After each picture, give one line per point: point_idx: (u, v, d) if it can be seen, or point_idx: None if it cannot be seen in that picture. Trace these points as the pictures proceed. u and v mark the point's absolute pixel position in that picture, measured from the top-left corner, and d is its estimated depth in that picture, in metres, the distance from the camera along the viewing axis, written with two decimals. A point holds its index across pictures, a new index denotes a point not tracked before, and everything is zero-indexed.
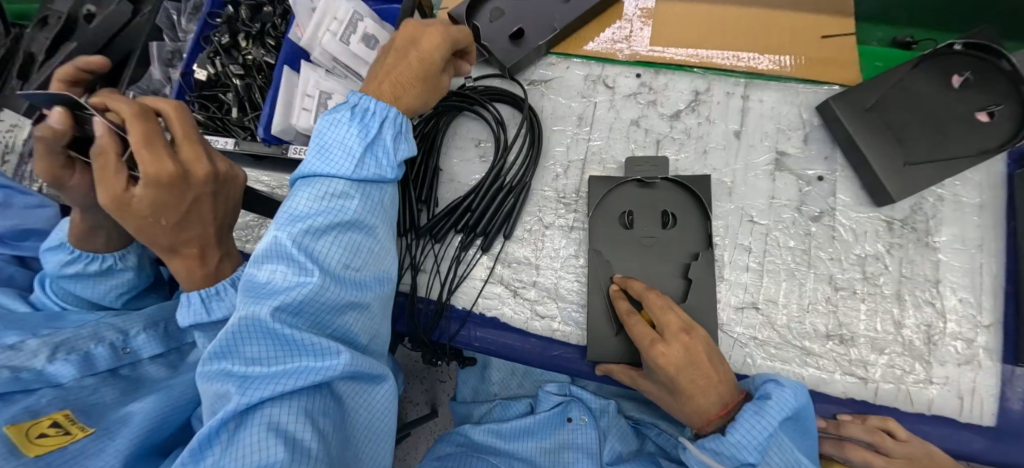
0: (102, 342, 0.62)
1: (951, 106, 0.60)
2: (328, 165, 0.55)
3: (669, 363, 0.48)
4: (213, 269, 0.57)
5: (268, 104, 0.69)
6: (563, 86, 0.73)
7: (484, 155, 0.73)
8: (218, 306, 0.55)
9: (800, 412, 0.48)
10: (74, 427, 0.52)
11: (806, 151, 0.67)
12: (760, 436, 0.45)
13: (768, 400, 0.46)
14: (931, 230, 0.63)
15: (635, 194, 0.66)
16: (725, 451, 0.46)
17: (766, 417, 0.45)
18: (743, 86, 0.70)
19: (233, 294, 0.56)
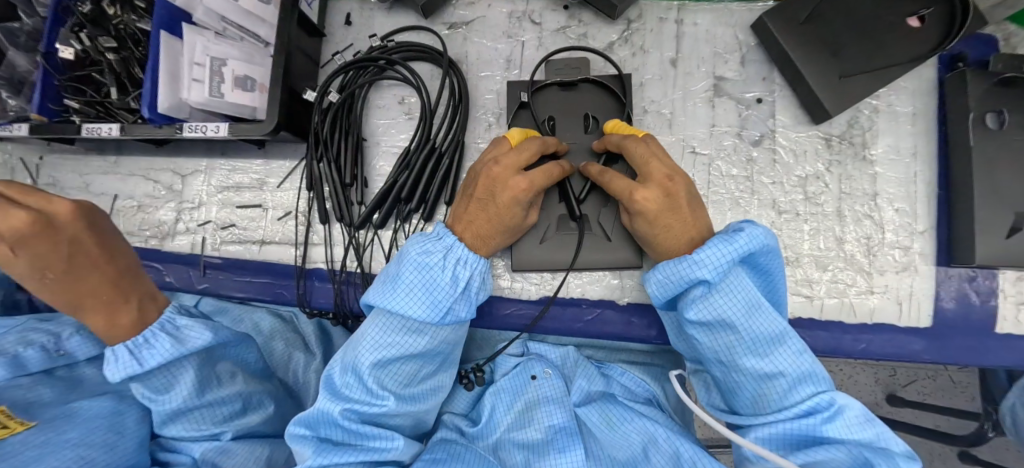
0: (31, 345, 0.59)
1: (882, 15, 0.57)
2: (427, 301, 0.51)
3: (652, 205, 0.48)
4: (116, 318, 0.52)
5: (148, 77, 0.60)
6: (486, 27, 0.66)
7: (410, 113, 0.67)
8: (150, 353, 0.52)
9: (760, 259, 0.49)
10: (12, 421, 0.49)
11: (744, 74, 0.64)
12: (723, 261, 0.45)
13: (739, 233, 0.47)
14: (868, 144, 0.63)
15: (560, 98, 0.62)
16: (684, 268, 0.46)
17: (734, 245, 0.46)
18: (677, 9, 0.65)
19: (163, 338, 0.52)
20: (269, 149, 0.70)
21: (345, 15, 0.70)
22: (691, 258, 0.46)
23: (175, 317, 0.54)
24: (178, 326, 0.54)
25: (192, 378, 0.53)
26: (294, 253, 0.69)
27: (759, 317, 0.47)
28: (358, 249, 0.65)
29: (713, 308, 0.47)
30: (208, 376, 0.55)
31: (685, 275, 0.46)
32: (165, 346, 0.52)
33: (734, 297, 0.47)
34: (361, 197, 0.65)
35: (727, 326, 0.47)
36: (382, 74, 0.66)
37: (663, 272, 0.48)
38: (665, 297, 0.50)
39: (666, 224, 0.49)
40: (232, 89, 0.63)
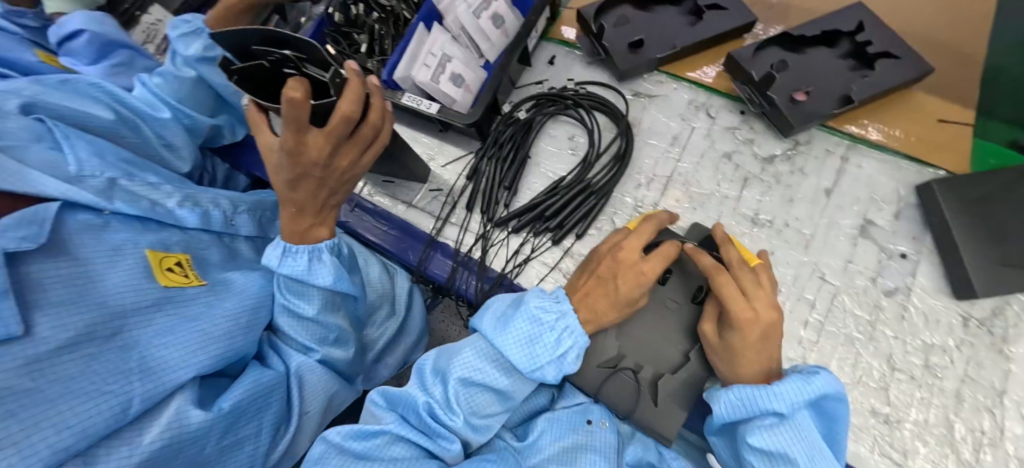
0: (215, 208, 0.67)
1: None
2: (526, 348, 0.52)
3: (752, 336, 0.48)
4: (304, 231, 0.60)
5: (398, 52, 0.76)
6: (665, 104, 0.75)
7: (575, 150, 0.75)
8: (290, 261, 0.60)
9: (829, 407, 0.47)
10: (192, 274, 0.58)
11: (895, 226, 0.66)
12: (796, 398, 0.44)
13: (816, 377, 0.45)
14: (1010, 340, 0.61)
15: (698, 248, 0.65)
16: (759, 397, 0.45)
17: (811, 385, 0.44)
18: (845, 148, 0.70)
19: (304, 258, 0.59)
20: (446, 135, 0.83)
21: (550, 57, 0.83)
22: (768, 387, 0.45)
23: (325, 249, 0.60)
24: (320, 259, 0.60)
25: (317, 302, 0.61)
26: (432, 224, 0.79)
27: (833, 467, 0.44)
28: (487, 243, 0.73)
29: (775, 449, 0.44)
30: (332, 302, 0.63)
31: (755, 401, 0.46)
32: (299, 267, 0.59)
33: (804, 447, 0.44)
34: (507, 202, 0.74)
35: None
36: (565, 111, 0.77)
37: (734, 394, 0.47)
38: (727, 421, 0.49)
39: (755, 351, 0.48)
40: (446, 81, 0.76)
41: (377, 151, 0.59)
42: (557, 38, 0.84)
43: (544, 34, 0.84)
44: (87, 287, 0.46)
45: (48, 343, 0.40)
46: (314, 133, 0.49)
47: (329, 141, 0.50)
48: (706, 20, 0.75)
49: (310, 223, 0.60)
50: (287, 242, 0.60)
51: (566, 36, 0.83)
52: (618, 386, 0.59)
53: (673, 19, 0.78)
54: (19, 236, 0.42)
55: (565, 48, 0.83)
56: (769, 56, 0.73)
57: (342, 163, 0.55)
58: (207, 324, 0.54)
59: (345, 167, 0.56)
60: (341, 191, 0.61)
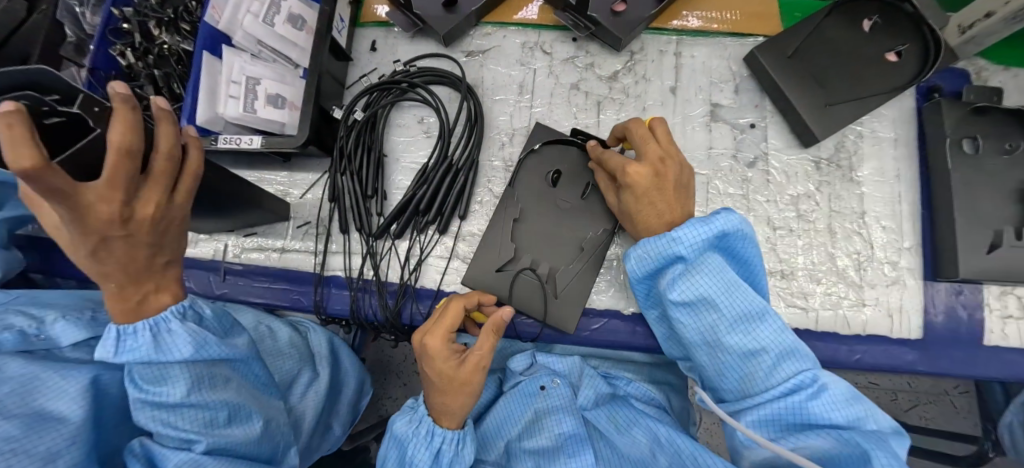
0: (9, 329, 0.55)
1: (862, 49, 0.66)
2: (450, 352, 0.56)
3: (639, 186, 0.53)
4: (136, 306, 0.46)
5: (190, 94, 0.66)
6: (501, 56, 0.72)
7: (429, 131, 0.72)
8: (129, 346, 0.46)
9: (736, 242, 0.52)
10: None
11: (738, 101, 0.69)
12: (697, 237, 0.49)
13: (714, 215, 0.50)
14: (854, 166, 0.68)
15: (571, 154, 0.67)
16: (663, 245, 0.50)
17: (708, 225, 0.49)
18: (675, 43, 0.71)
19: (146, 337, 0.46)
20: (293, 163, 0.75)
21: (370, 42, 0.76)
22: (669, 234, 0.50)
23: (172, 318, 0.47)
24: (169, 331, 0.47)
25: (185, 380, 0.48)
26: (312, 260, 0.72)
27: (741, 294, 0.49)
28: (375, 258, 0.68)
29: (690, 286, 0.50)
30: (207, 374, 0.50)
31: (665, 248, 0.50)
32: (144, 349, 0.46)
33: (713, 280, 0.50)
34: (380, 210, 0.69)
35: (709, 306, 0.50)
36: (405, 95, 0.71)
37: (644, 249, 0.51)
38: (646, 272, 0.53)
39: (653, 198, 0.53)
40: (264, 105, 0.68)
41: (193, 179, 0.46)
42: (372, 20, 0.76)
43: (355, 20, 0.76)
44: None
45: None
46: (88, 188, 0.34)
47: (114, 186, 0.36)
48: None
49: (139, 295, 0.46)
50: (118, 326, 0.46)
51: (380, 15, 0.76)
52: (524, 289, 0.63)
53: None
54: None
55: (384, 29, 0.76)
56: None
57: (145, 210, 0.40)
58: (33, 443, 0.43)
59: (153, 212, 0.41)
60: (170, 238, 0.46)
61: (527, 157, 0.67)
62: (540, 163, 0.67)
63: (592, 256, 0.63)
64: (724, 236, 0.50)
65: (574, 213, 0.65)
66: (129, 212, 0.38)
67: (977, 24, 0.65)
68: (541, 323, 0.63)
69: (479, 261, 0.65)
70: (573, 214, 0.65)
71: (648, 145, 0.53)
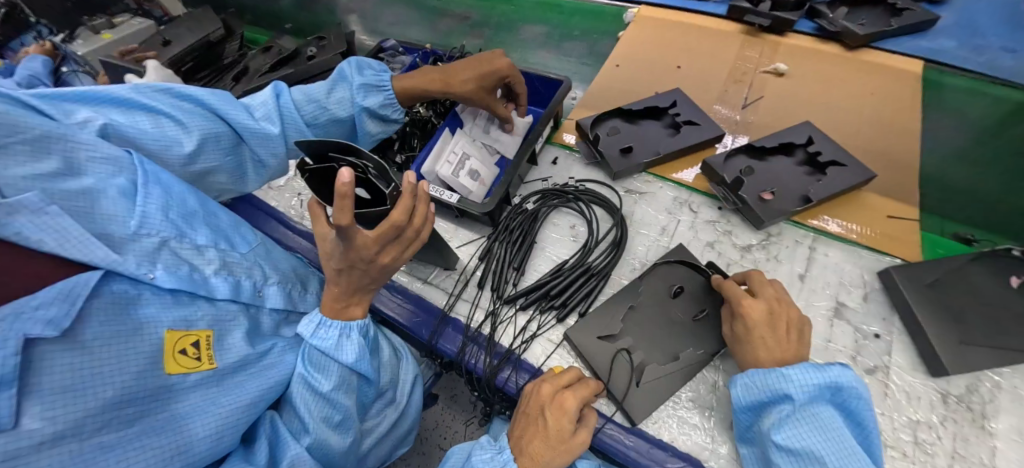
0: (247, 280, 0.68)
1: (1011, 303, 0.69)
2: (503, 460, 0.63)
3: (754, 318, 0.61)
4: (341, 308, 0.66)
5: (424, 152, 0.91)
6: (653, 200, 0.87)
7: (576, 237, 0.86)
8: (323, 332, 0.65)
9: (849, 404, 0.55)
10: (205, 356, 0.57)
11: (865, 308, 0.74)
12: (807, 382, 0.55)
13: (829, 369, 0.56)
14: (988, 415, 0.66)
15: (694, 279, 0.76)
16: (773, 379, 0.56)
17: (820, 374, 0.55)
18: (811, 239, 0.80)
19: (334, 333, 0.65)
20: (461, 219, 0.93)
21: (553, 157, 0.97)
22: (783, 371, 0.56)
23: (354, 330, 0.66)
24: (348, 338, 0.66)
25: (334, 380, 0.65)
26: (444, 300, 0.86)
27: (853, 459, 0.50)
28: (496, 319, 0.80)
29: (798, 428, 0.53)
30: (347, 384, 0.67)
31: (777, 382, 0.56)
32: (329, 341, 0.64)
33: (823, 433, 0.52)
34: (515, 283, 0.82)
35: (814, 459, 0.51)
36: (567, 203, 0.88)
37: (753, 378, 0.58)
38: (751, 404, 0.58)
39: (768, 336, 0.60)
40: (464, 175, 0.89)
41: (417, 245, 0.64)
42: (559, 142, 0.99)
43: (548, 139, 0.99)
44: (114, 345, 0.49)
45: (34, 438, 0.41)
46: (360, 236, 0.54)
47: (376, 241, 0.55)
48: (683, 133, 0.91)
49: (345, 303, 0.66)
50: (323, 315, 0.66)
51: (567, 141, 0.99)
52: (618, 369, 0.70)
53: (654, 129, 0.94)
54: (44, 319, 0.43)
55: (566, 151, 0.98)
56: (737, 162, 0.85)
57: (382, 260, 0.60)
58: (223, 405, 0.57)
59: (386, 262, 0.60)
60: (380, 280, 0.65)
61: (651, 271, 0.77)
62: (661, 280, 0.77)
63: (690, 369, 0.69)
64: (836, 392, 0.55)
65: (681, 334, 0.72)
66: (372, 258, 0.58)
67: None
68: (617, 403, 0.68)
69: (583, 327, 0.74)
70: (680, 334, 0.72)
71: (763, 290, 0.64)
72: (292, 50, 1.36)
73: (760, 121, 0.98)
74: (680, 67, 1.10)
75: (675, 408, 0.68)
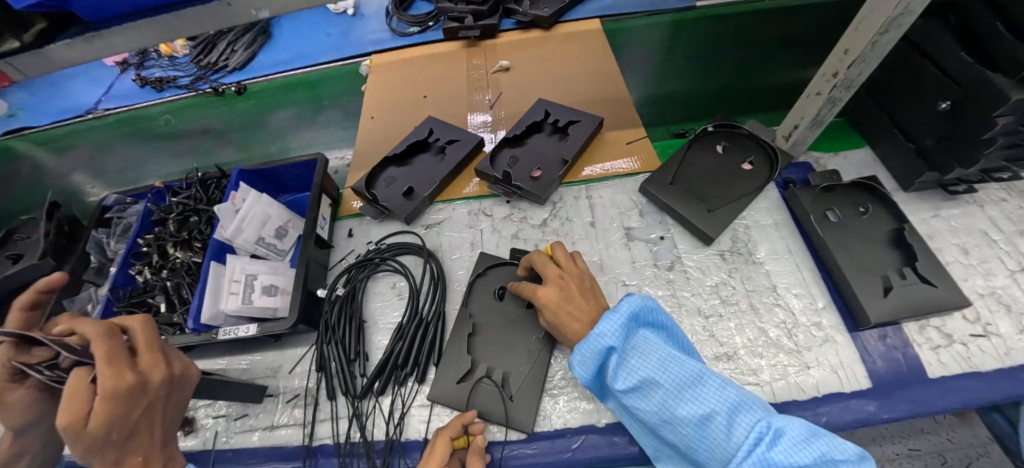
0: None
1: (725, 165, 0.89)
2: None
3: (552, 301, 0.64)
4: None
5: (197, 297, 0.78)
6: (453, 223, 0.90)
7: (401, 294, 0.84)
8: None
9: (653, 317, 0.62)
10: None
11: (645, 221, 0.87)
12: (619, 329, 0.58)
13: (620, 303, 0.60)
14: (753, 252, 0.83)
15: (511, 273, 0.80)
16: (594, 340, 0.58)
17: (624, 317, 0.59)
18: (586, 189, 0.92)
19: None
20: (282, 341, 0.84)
21: (347, 230, 0.94)
22: (593, 333, 0.59)
23: None
24: None
25: None
26: (301, 434, 0.75)
27: (674, 364, 0.57)
28: (361, 419, 0.73)
29: (630, 368, 0.58)
30: None
31: (594, 345, 0.58)
32: None
33: (646, 359, 0.58)
34: (364, 372, 0.76)
35: (652, 385, 0.57)
36: (377, 268, 0.85)
37: (581, 347, 0.59)
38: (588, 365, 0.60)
39: (577, 304, 0.64)
40: (260, 296, 0.81)
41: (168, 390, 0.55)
42: (349, 212, 0.96)
43: (335, 216, 0.96)
44: None
45: None
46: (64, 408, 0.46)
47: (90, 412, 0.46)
48: (448, 153, 0.96)
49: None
50: None
51: (355, 208, 0.97)
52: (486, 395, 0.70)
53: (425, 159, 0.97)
54: None
55: (358, 218, 0.95)
56: (504, 156, 0.93)
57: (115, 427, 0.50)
58: None
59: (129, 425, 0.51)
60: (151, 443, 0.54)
61: (475, 286, 0.79)
62: (486, 289, 0.79)
63: (544, 355, 0.72)
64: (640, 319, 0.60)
65: (524, 327, 0.75)
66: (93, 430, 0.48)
67: (793, 134, 0.89)
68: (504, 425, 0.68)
69: (443, 375, 0.72)
70: (523, 327, 0.75)
71: (547, 268, 0.68)
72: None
73: (507, 113, 1.10)
74: (427, 96, 1.16)
75: (555, 394, 0.71)
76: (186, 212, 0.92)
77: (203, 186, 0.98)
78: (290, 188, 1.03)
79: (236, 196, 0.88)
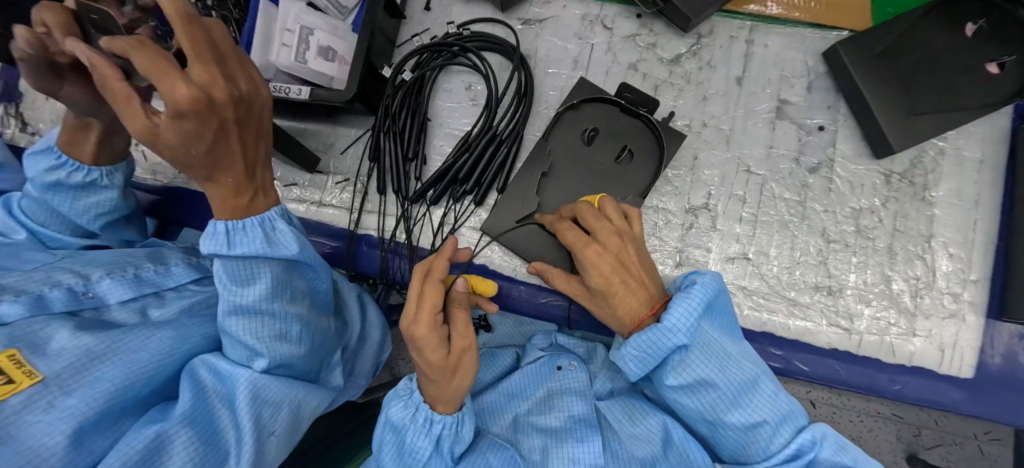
0: (59, 286, 0.54)
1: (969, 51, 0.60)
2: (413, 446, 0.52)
3: (601, 266, 0.49)
4: (247, 203, 0.48)
5: (246, 39, 0.66)
6: (559, 27, 0.69)
7: (475, 99, 0.70)
8: (241, 240, 0.47)
9: (720, 302, 0.49)
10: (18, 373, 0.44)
11: (809, 100, 0.64)
12: (689, 320, 0.45)
13: (694, 288, 0.46)
14: (929, 185, 0.63)
15: (610, 114, 0.64)
16: (657, 336, 0.45)
17: (693, 303, 0.45)
18: (748, 30, 0.66)
19: (258, 232, 0.48)
20: (337, 117, 0.75)
21: (425, 1, 0.74)
22: (659, 326, 0.45)
23: (276, 218, 0.50)
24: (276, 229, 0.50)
25: (270, 283, 0.49)
26: (346, 217, 0.73)
27: (738, 367, 0.46)
28: (409, 222, 0.68)
29: (688, 372, 0.47)
30: (287, 285, 0.51)
31: (660, 344, 0.45)
32: (256, 243, 0.47)
33: (711, 359, 0.46)
34: (418, 177, 0.68)
35: (706, 384, 0.47)
36: (455, 59, 0.68)
37: (639, 350, 0.46)
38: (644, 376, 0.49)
39: (620, 282, 0.49)
40: (315, 58, 0.67)
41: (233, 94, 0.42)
42: None
43: None
44: None
45: None
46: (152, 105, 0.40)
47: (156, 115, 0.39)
48: None
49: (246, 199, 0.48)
50: (216, 223, 0.47)
51: None
52: (539, 245, 0.63)
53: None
54: None
55: None
56: None
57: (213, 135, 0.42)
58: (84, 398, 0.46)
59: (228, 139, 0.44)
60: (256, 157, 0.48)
61: (562, 114, 0.63)
62: (572, 125, 0.64)
63: None
64: (712, 302, 0.47)
65: (607, 183, 0.62)
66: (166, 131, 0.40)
67: None
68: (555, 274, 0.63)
69: (501, 209, 0.64)
70: (604, 184, 0.62)
71: (591, 223, 0.52)
72: None
73: None
74: None
75: None
76: None
77: None
78: None
79: None
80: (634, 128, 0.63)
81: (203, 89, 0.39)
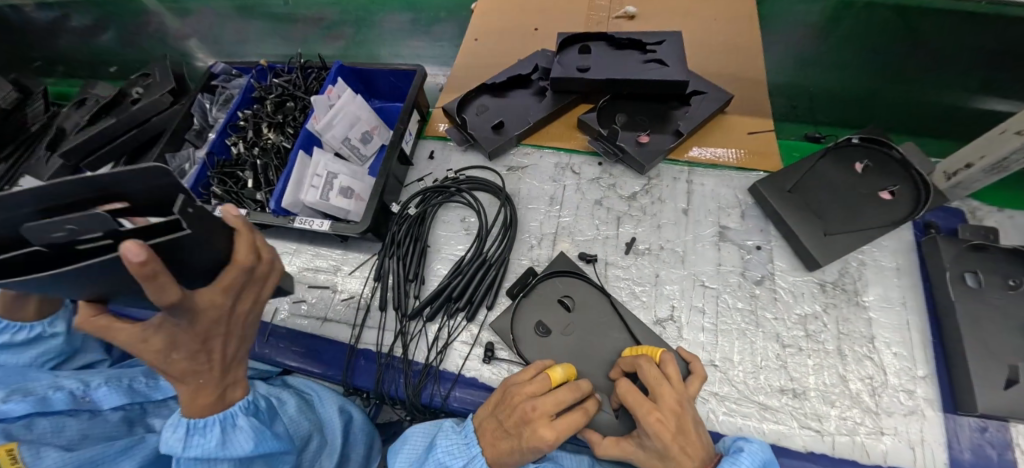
0: (61, 389, 0.60)
1: (860, 186, 0.75)
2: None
3: (663, 433, 0.50)
4: (216, 399, 0.53)
5: (282, 181, 0.80)
6: (537, 172, 0.86)
7: (468, 229, 0.83)
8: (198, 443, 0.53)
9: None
10: None
11: (744, 225, 0.78)
12: None
13: (740, 453, 0.49)
14: (859, 291, 0.73)
15: (580, 287, 0.74)
16: None
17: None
18: (687, 172, 0.83)
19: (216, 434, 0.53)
20: (349, 242, 0.86)
21: (429, 152, 0.92)
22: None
23: (239, 414, 0.55)
24: (234, 427, 0.55)
25: None
26: (349, 333, 0.79)
27: None
28: (406, 337, 0.75)
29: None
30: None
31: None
32: (211, 445, 0.53)
33: None
34: (416, 295, 0.77)
35: None
36: (452, 198, 0.83)
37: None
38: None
39: (685, 447, 0.50)
40: (336, 195, 0.81)
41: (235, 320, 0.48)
42: (434, 134, 0.94)
43: (421, 134, 0.94)
44: None
45: None
46: (208, 292, 0.44)
47: (227, 293, 0.46)
48: (549, 96, 0.89)
49: (222, 389, 0.53)
50: (187, 419, 0.53)
51: (441, 131, 0.94)
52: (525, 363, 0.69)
53: (578, 56, 0.90)
54: None
55: (442, 142, 0.93)
56: (609, 113, 0.85)
57: (210, 316, 0.45)
58: None
59: (246, 311, 0.50)
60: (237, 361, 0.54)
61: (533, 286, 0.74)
62: (546, 294, 0.74)
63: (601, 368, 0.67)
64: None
65: (580, 340, 0.70)
66: (227, 313, 0.47)
67: (959, 173, 0.73)
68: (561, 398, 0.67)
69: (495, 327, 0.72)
70: (579, 342, 0.69)
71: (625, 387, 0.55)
72: (114, 92, 1.12)
73: None
74: (538, 29, 1.07)
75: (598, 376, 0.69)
76: (283, 96, 0.94)
77: (304, 73, 0.98)
78: (383, 94, 1.01)
79: (331, 89, 0.87)
80: (597, 303, 0.72)
81: (208, 307, 0.45)
